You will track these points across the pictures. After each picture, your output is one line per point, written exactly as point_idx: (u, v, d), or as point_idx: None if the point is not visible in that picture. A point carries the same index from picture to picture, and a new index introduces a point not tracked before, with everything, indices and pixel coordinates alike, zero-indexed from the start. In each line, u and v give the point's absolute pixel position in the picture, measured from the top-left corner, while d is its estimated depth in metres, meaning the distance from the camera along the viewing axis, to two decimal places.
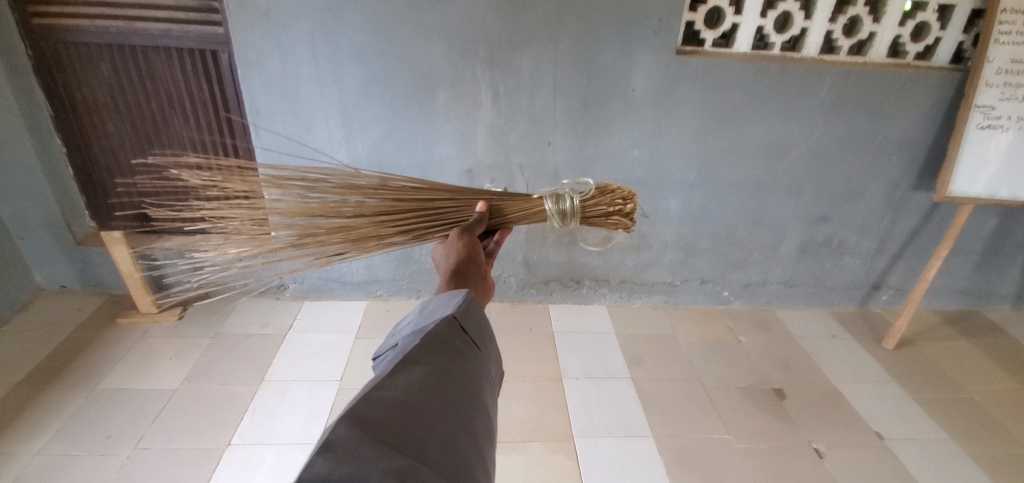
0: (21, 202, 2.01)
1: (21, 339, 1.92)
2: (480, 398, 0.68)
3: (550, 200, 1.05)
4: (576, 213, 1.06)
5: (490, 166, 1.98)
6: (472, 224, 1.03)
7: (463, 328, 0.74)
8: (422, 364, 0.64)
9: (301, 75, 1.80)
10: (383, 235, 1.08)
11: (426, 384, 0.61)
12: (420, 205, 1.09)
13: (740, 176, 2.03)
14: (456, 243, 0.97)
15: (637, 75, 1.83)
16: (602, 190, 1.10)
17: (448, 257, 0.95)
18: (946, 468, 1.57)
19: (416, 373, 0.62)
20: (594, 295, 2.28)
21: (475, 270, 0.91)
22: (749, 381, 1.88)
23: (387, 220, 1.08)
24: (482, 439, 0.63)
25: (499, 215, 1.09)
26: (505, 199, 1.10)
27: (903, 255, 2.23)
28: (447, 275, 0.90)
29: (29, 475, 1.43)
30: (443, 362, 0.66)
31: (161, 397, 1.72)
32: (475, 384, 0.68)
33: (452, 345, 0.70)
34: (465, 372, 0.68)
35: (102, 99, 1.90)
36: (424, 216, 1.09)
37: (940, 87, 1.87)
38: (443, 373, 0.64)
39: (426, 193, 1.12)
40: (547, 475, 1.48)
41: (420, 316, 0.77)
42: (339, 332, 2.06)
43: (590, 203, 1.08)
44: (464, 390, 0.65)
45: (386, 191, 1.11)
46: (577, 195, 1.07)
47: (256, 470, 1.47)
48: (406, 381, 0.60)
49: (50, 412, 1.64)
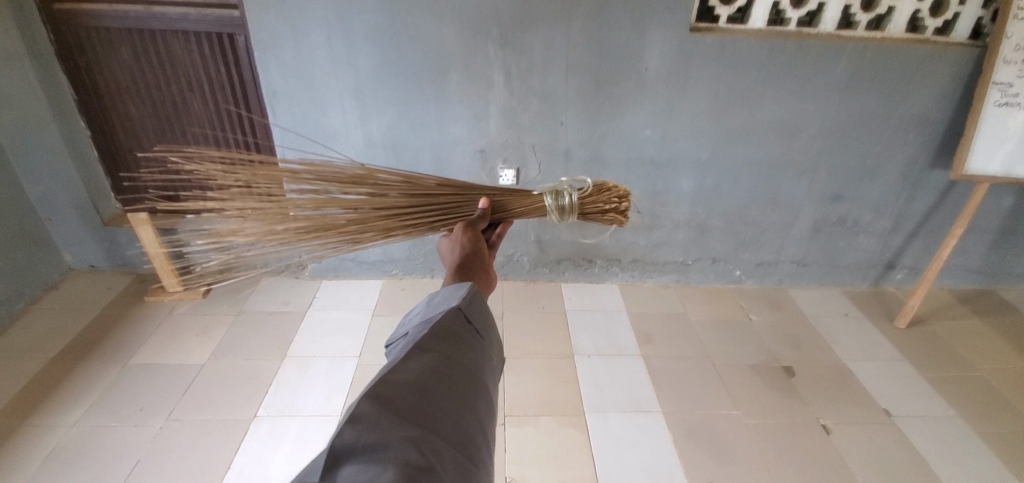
0: (49, 185, 2.07)
1: (56, 316, 2.02)
2: (485, 383, 0.70)
3: (550, 195, 1.07)
4: (575, 209, 1.08)
5: (503, 147, 1.99)
6: (476, 220, 1.04)
7: (468, 318, 0.74)
8: (432, 351, 0.65)
9: (316, 57, 1.83)
10: (392, 227, 1.11)
11: (436, 368, 0.63)
12: (428, 200, 1.12)
13: (753, 155, 2.02)
14: (460, 237, 0.97)
15: (650, 54, 1.82)
16: (600, 188, 1.11)
17: (453, 250, 0.96)
18: (951, 445, 1.59)
19: (427, 358, 0.63)
20: (605, 274, 2.31)
21: (479, 264, 0.92)
22: (759, 358, 1.91)
23: (395, 213, 1.11)
24: (485, 420, 0.66)
25: (502, 208, 1.10)
26: (509, 195, 1.11)
27: (918, 234, 2.22)
28: (451, 268, 0.91)
29: (69, 444, 1.52)
30: (451, 349, 0.67)
31: (189, 373, 1.79)
32: (481, 370, 0.70)
33: (458, 335, 0.70)
34: (471, 360, 0.69)
35: (124, 83, 1.94)
36: (433, 209, 1.12)
37: (957, 64, 1.84)
38: (451, 359, 0.66)
39: (434, 189, 1.14)
40: (559, 448, 1.53)
41: (428, 306, 0.77)
42: (357, 309, 2.12)
43: (589, 201, 1.10)
44: (470, 376, 0.67)
45: (394, 186, 1.14)
46: (576, 191, 1.08)
47: (280, 440, 1.55)
48: (418, 365, 0.62)
49: (87, 386, 1.73)
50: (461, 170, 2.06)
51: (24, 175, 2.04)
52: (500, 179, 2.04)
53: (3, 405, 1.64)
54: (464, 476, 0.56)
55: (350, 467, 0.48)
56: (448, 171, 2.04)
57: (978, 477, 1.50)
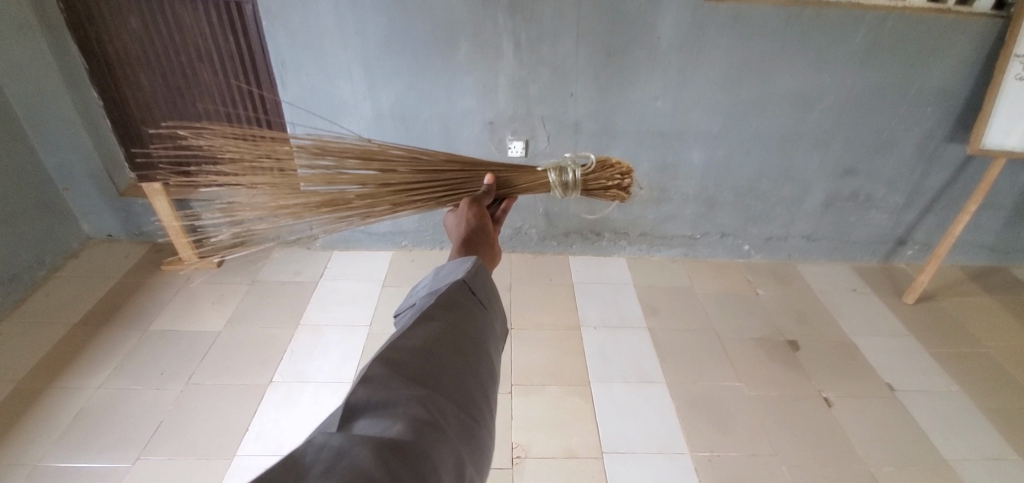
0: (66, 155, 2.10)
1: (77, 283, 2.08)
2: (489, 352, 0.71)
3: (553, 172, 1.07)
4: (578, 185, 1.08)
5: (512, 118, 1.98)
6: (480, 195, 1.04)
7: (472, 290, 0.75)
8: (438, 320, 0.67)
9: (324, 26, 1.81)
10: (402, 202, 1.12)
11: (442, 336, 0.65)
12: (435, 175, 1.13)
13: (766, 128, 1.99)
14: (466, 212, 0.97)
15: (663, 23, 1.78)
16: (603, 165, 1.11)
17: (459, 226, 0.97)
18: (952, 419, 1.61)
19: (433, 327, 0.65)
20: (613, 247, 2.32)
21: (484, 239, 0.93)
22: (765, 332, 1.92)
23: (403, 188, 1.12)
24: (490, 385, 0.68)
25: (506, 184, 1.11)
26: (513, 171, 1.12)
27: (931, 209, 2.19)
28: (456, 244, 0.92)
29: (95, 405, 1.59)
30: (456, 318, 0.69)
31: (206, 339, 1.85)
32: (485, 338, 0.72)
33: (462, 305, 0.72)
34: (475, 329, 0.71)
35: (134, 53, 1.94)
36: (441, 184, 1.13)
37: (981, 34, 1.78)
38: (457, 327, 0.68)
39: (440, 164, 1.15)
40: (564, 415, 1.57)
41: (434, 279, 0.78)
42: (367, 280, 2.16)
43: (592, 177, 1.10)
44: (475, 343, 0.69)
45: (402, 161, 1.15)
46: (580, 168, 1.08)
47: (295, 404, 1.61)
48: (425, 332, 0.64)
49: (110, 351, 1.79)
50: (469, 142, 2.05)
51: (41, 144, 2.07)
52: (509, 151, 2.04)
53: (31, 368, 1.71)
54: (468, 434, 0.58)
55: (363, 421, 0.52)
56: (457, 143, 2.04)
57: (976, 451, 1.52)
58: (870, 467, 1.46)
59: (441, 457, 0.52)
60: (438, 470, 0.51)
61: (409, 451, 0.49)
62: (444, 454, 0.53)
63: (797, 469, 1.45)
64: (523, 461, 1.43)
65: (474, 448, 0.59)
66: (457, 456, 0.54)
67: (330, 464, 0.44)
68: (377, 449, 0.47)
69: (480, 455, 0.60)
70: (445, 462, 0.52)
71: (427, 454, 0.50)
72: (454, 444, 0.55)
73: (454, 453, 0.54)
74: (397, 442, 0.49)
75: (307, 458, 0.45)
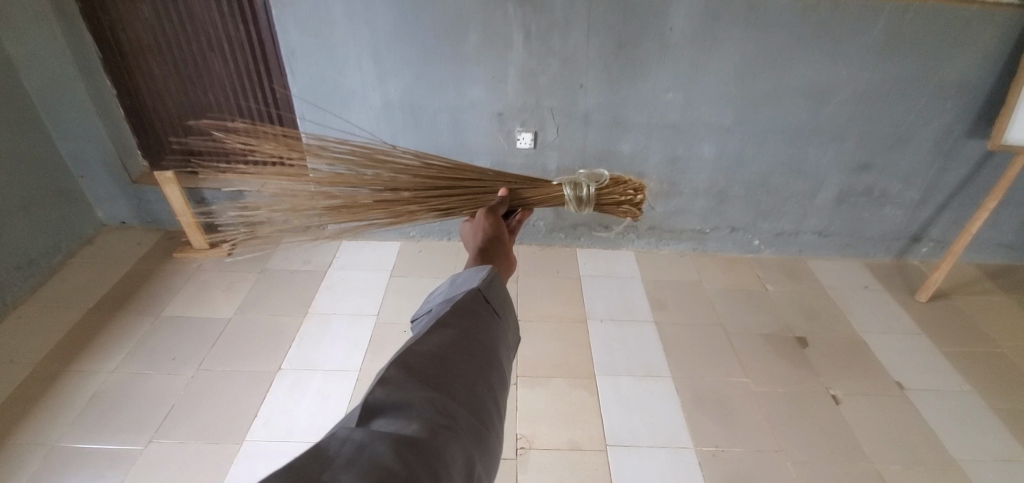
0: (81, 143, 2.13)
1: (93, 269, 2.12)
2: (502, 359, 0.70)
3: (568, 186, 0.99)
4: (592, 201, 1.00)
5: (522, 110, 1.97)
6: (495, 204, 1.00)
7: (487, 298, 0.73)
8: (453, 326, 0.66)
9: (334, 15, 1.80)
10: (427, 209, 1.07)
11: (456, 342, 0.64)
12: (456, 182, 1.07)
13: (779, 121, 1.96)
14: (483, 222, 0.94)
15: (676, 13, 1.75)
16: (617, 179, 1.03)
17: (474, 235, 0.93)
18: (962, 418, 1.60)
19: (448, 333, 0.64)
20: (621, 241, 2.31)
21: (500, 249, 0.89)
22: (773, 328, 1.91)
23: (424, 199, 1.06)
24: (501, 393, 0.67)
25: (519, 194, 1.03)
26: (527, 183, 1.06)
27: (948, 206, 2.15)
28: (472, 252, 0.88)
29: (108, 389, 1.62)
30: (471, 325, 0.68)
31: (217, 326, 1.88)
32: (500, 346, 0.70)
33: (477, 313, 0.70)
34: (489, 337, 0.69)
35: (146, 40, 1.95)
36: (461, 194, 1.06)
37: (1005, 25, 1.73)
38: (472, 333, 0.67)
39: (462, 172, 1.09)
40: (570, 408, 1.58)
41: (450, 286, 0.76)
42: (376, 269, 2.17)
43: (603, 194, 1.02)
44: (489, 350, 0.67)
45: (424, 169, 1.09)
46: (594, 183, 1.01)
47: (304, 391, 1.62)
48: (439, 337, 0.63)
49: (124, 335, 1.83)
50: (478, 133, 2.04)
51: (57, 132, 2.10)
52: (518, 142, 2.02)
53: (50, 351, 1.75)
54: (479, 437, 0.58)
55: (381, 420, 0.52)
56: (466, 134, 2.03)
57: (987, 451, 1.50)
58: (877, 465, 1.45)
59: (453, 456, 0.52)
60: (450, 470, 0.51)
61: (423, 449, 0.49)
62: (456, 454, 0.52)
63: (803, 465, 1.44)
64: (528, 452, 1.44)
65: (484, 451, 0.58)
66: (467, 458, 0.54)
67: (351, 457, 0.45)
68: (394, 445, 0.48)
69: (489, 458, 0.59)
70: (457, 461, 0.52)
71: (440, 453, 0.50)
72: (465, 444, 0.55)
73: (465, 455, 0.54)
74: (412, 440, 0.49)
75: (331, 450, 0.46)
